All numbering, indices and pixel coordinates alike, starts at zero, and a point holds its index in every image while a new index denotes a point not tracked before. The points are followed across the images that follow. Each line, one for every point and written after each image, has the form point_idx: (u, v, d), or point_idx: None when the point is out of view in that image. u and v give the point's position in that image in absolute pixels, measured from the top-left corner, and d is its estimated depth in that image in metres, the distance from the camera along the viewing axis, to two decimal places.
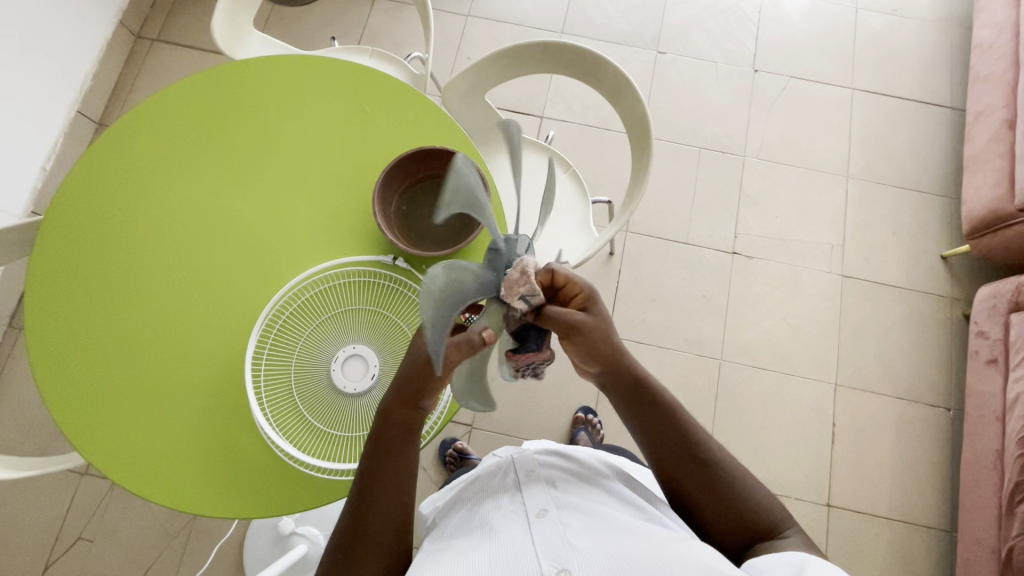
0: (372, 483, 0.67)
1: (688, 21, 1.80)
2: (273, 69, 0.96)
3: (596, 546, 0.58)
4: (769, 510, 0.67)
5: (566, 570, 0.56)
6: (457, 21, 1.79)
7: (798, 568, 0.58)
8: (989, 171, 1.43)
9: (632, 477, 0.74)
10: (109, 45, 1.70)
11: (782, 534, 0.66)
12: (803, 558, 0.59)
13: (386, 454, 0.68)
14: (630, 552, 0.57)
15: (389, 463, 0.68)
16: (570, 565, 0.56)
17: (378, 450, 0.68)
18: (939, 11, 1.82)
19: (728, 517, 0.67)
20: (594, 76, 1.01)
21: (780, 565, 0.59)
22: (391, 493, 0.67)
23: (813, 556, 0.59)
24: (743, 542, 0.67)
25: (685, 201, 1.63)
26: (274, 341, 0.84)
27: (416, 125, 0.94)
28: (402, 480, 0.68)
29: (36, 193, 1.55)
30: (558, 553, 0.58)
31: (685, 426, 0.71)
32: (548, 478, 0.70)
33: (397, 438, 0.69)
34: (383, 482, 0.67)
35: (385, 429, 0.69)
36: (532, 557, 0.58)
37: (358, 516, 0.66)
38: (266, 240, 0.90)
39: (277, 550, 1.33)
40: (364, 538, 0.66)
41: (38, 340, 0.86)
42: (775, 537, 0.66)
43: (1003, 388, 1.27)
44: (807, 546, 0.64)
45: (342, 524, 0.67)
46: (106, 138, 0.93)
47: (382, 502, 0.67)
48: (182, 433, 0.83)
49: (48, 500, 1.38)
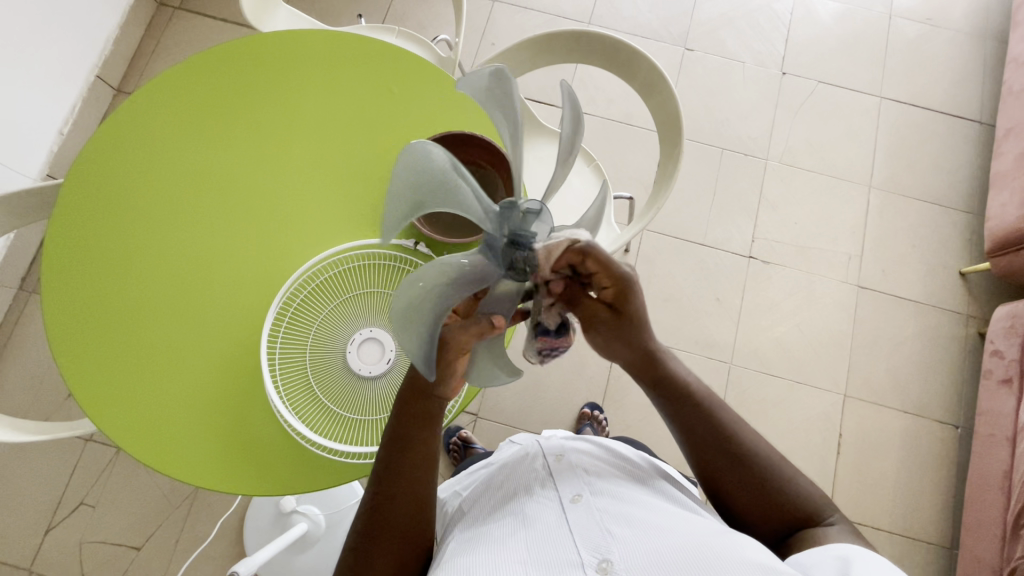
0: (390, 474, 0.66)
1: (717, 18, 1.77)
2: (300, 44, 0.95)
3: (634, 536, 0.57)
4: (811, 497, 0.68)
5: (608, 561, 0.55)
6: (483, 6, 1.76)
7: (844, 562, 0.57)
8: (1016, 189, 1.40)
9: (663, 468, 0.74)
10: (130, 11, 1.68)
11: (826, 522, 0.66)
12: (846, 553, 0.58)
13: (403, 448, 0.66)
14: (673, 544, 0.56)
15: (406, 454, 0.66)
16: (612, 557, 0.55)
17: (399, 441, 0.66)
18: (974, 22, 1.79)
19: (767, 504, 0.67)
20: (627, 69, 0.99)
21: (825, 561, 0.58)
22: (410, 481, 0.66)
23: (853, 548, 0.59)
24: (787, 531, 0.67)
25: (705, 203, 1.61)
26: (290, 320, 0.83)
27: (442, 108, 0.92)
28: (418, 471, 0.67)
29: (52, 157, 1.54)
30: (598, 543, 0.57)
31: (721, 416, 0.71)
32: (579, 462, 0.69)
33: (415, 429, 0.66)
34: (402, 472, 0.66)
35: (406, 420, 0.66)
36: (571, 546, 0.57)
37: (377, 505, 0.66)
38: (286, 215, 0.89)
39: (278, 527, 1.33)
40: (385, 523, 0.66)
41: (51, 301, 0.85)
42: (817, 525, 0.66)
43: (1016, 410, 1.26)
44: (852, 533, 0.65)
45: (362, 512, 0.67)
46: (128, 107, 0.92)
47: (404, 492, 0.66)
48: (197, 408, 0.82)
49: (53, 464, 1.39)
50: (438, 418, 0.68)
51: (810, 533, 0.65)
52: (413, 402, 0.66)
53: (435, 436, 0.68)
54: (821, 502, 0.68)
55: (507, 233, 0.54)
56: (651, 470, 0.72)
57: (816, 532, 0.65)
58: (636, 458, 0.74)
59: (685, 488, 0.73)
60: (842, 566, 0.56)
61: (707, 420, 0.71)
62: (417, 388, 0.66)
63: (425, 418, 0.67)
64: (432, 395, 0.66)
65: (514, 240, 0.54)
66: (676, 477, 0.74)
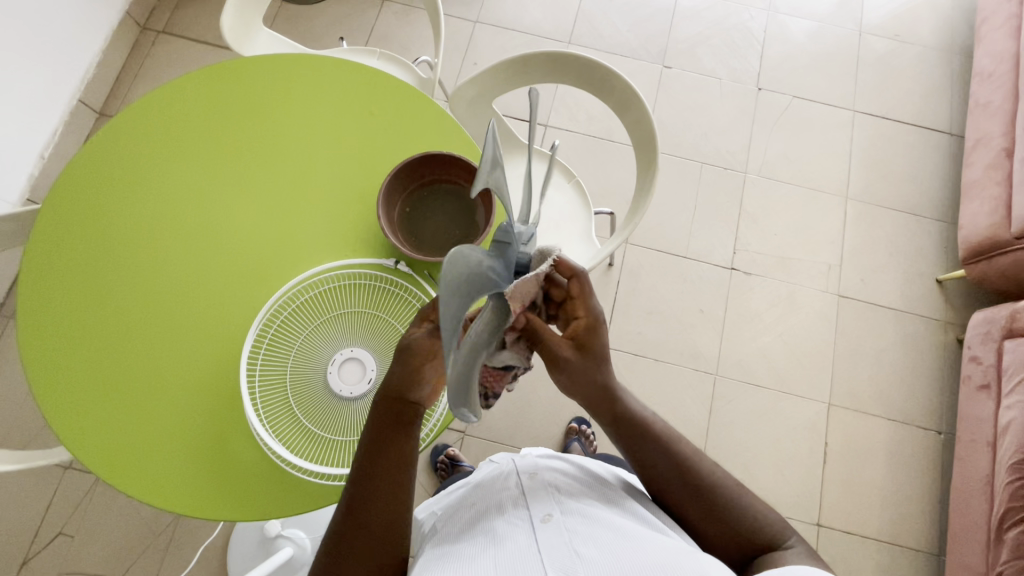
0: (365, 480, 0.66)
1: (694, 36, 1.82)
2: (280, 67, 0.96)
3: (601, 553, 0.57)
4: (771, 523, 0.68)
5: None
6: (466, 27, 1.80)
7: None
8: (986, 198, 1.44)
9: (635, 487, 0.75)
10: (113, 35, 1.69)
11: (787, 545, 0.67)
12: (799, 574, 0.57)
13: (377, 451, 0.67)
14: (638, 561, 0.56)
15: (381, 456, 0.67)
16: (577, 574, 0.55)
17: (373, 443, 0.67)
18: (941, 37, 1.85)
19: (731, 533, 0.67)
20: (603, 89, 1.01)
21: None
22: (385, 486, 0.66)
23: (813, 571, 0.58)
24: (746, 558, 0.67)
25: (686, 216, 1.64)
26: (271, 341, 0.83)
27: (422, 128, 0.94)
28: (392, 476, 0.67)
29: (32, 181, 1.53)
30: (565, 561, 0.57)
31: (683, 448, 0.72)
32: (551, 480, 0.69)
33: (389, 433, 0.67)
34: (374, 476, 0.66)
35: (383, 421, 0.67)
36: (538, 563, 0.57)
37: (351, 511, 0.66)
38: (266, 236, 0.89)
39: (262, 552, 1.31)
40: (358, 535, 0.65)
41: (28, 323, 0.84)
42: (774, 549, 0.66)
43: (994, 414, 1.28)
44: (810, 556, 0.65)
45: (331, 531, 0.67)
46: (108, 132, 0.92)
47: (382, 498, 0.66)
48: (175, 433, 0.81)
49: (30, 493, 1.36)
50: (416, 430, 0.69)
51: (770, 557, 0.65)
52: (388, 406, 0.67)
53: (410, 442, 0.68)
54: (780, 526, 0.68)
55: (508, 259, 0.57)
56: (621, 488, 0.72)
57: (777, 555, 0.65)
58: (607, 475, 0.75)
59: (653, 506, 0.73)
60: None
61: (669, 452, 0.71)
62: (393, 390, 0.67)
63: (403, 422, 0.68)
64: (408, 401, 0.68)
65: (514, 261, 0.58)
66: (643, 494, 0.75)
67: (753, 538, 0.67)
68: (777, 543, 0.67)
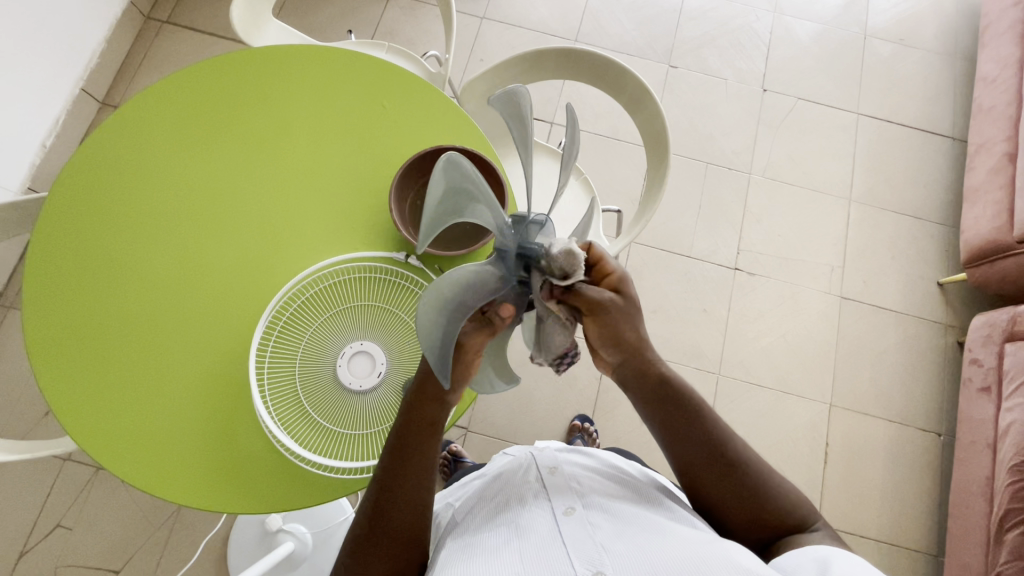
0: (394, 482, 0.66)
1: (700, 36, 1.82)
2: (291, 58, 0.95)
3: (626, 547, 0.57)
4: (799, 506, 0.69)
5: (602, 573, 0.54)
6: (472, 23, 1.79)
7: (822, 562, 0.57)
8: (988, 202, 1.45)
9: (657, 479, 0.75)
10: (117, 25, 1.68)
11: (810, 528, 0.68)
12: (825, 553, 0.59)
13: (409, 454, 0.66)
14: (664, 556, 0.56)
15: (404, 459, 0.66)
16: (605, 568, 0.55)
17: (401, 446, 0.66)
18: (944, 42, 1.86)
19: (758, 517, 0.68)
20: (615, 85, 1.01)
21: (806, 563, 0.59)
22: (412, 489, 0.66)
23: (832, 549, 0.59)
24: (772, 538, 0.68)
25: (691, 215, 1.64)
26: (280, 333, 0.83)
27: (434, 122, 0.93)
28: (419, 479, 0.66)
29: (34, 170, 1.51)
30: (592, 555, 0.57)
31: (715, 427, 0.70)
32: (571, 474, 0.69)
33: (420, 436, 0.67)
34: (398, 479, 0.66)
35: (415, 424, 0.67)
36: (564, 557, 0.57)
37: (378, 512, 0.65)
38: (275, 228, 0.88)
39: (263, 547, 1.30)
40: (382, 534, 0.65)
41: (35, 313, 0.84)
42: (800, 532, 0.67)
43: (995, 416, 1.29)
44: (836, 541, 0.66)
45: (360, 521, 0.67)
46: (116, 120, 0.91)
47: (405, 501, 0.66)
48: (182, 422, 0.81)
49: (29, 485, 1.35)
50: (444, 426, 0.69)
51: (795, 538, 0.66)
52: (422, 407, 0.67)
53: (437, 445, 0.68)
54: (807, 509, 0.69)
55: (517, 245, 0.55)
56: (643, 480, 0.72)
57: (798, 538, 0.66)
58: (629, 469, 0.74)
59: (678, 499, 0.74)
60: (821, 567, 0.57)
61: (701, 431, 0.69)
62: (424, 391, 0.66)
63: (432, 424, 0.67)
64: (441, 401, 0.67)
65: (524, 253, 0.55)
66: (665, 486, 0.75)
67: (780, 521, 0.67)
68: (804, 526, 0.68)
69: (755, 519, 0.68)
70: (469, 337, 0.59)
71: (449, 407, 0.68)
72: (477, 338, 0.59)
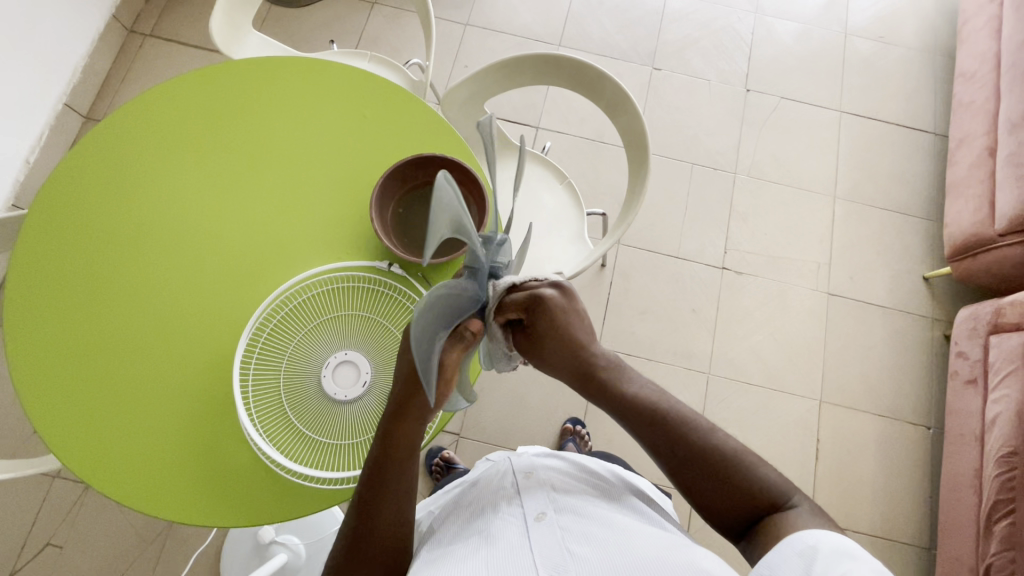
0: (370, 502, 0.67)
1: (683, 38, 1.83)
2: (273, 70, 0.95)
3: (592, 552, 0.57)
4: (775, 485, 0.68)
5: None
6: (457, 30, 1.80)
7: (809, 560, 0.57)
8: (970, 196, 1.47)
9: (633, 481, 0.75)
10: (100, 40, 1.68)
11: (789, 504, 0.67)
12: (811, 543, 0.59)
13: (386, 477, 0.67)
14: (629, 558, 0.56)
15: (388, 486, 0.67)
16: (568, 573, 0.55)
17: (381, 468, 0.67)
18: (924, 39, 1.88)
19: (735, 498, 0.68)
20: (594, 90, 1.01)
21: (790, 558, 0.59)
22: (389, 509, 0.67)
23: (818, 534, 0.59)
24: (751, 520, 0.68)
25: (678, 216, 1.65)
26: (264, 345, 0.82)
27: (416, 131, 0.94)
28: (399, 503, 0.68)
29: (17, 187, 1.51)
30: (557, 560, 0.57)
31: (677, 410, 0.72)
32: (547, 479, 0.69)
33: (398, 459, 0.68)
34: (383, 500, 0.67)
35: (394, 447, 0.67)
36: (530, 563, 0.57)
37: (359, 535, 0.66)
38: (259, 240, 0.88)
39: (256, 559, 1.29)
40: (360, 547, 0.66)
41: (14, 336, 0.83)
42: (779, 510, 0.66)
43: (982, 409, 1.30)
44: (816, 516, 0.65)
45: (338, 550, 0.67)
46: (98, 134, 0.91)
47: (382, 518, 0.67)
48: (166, 437, 0.81)
49: (18, 504, 1.34)
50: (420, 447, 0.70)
51: (776, 518, 0.66)
52: (399, 429, 0.67)
53: (414, 463, 0.70)
54: (784, 487, 0.68)
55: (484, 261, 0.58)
56: (619, 483, 0.73)
57: (777, 518, 0.66)
58: (606, 472, 0.75)
59: (662, 511, 0.72)
60: (807, 565, 0.57)
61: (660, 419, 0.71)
62: (400, 415, 0.67)
63: (410, 446, 0.68)
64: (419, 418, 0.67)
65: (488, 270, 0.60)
66: (640, 486, 0.75)
67: (756, 500, 0.67)
68: (783, 503, 0.67)
69: (724, 499, 0.68)
70: (447, 354, 0.60)
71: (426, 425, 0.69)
72: (454, 353, 0.60)
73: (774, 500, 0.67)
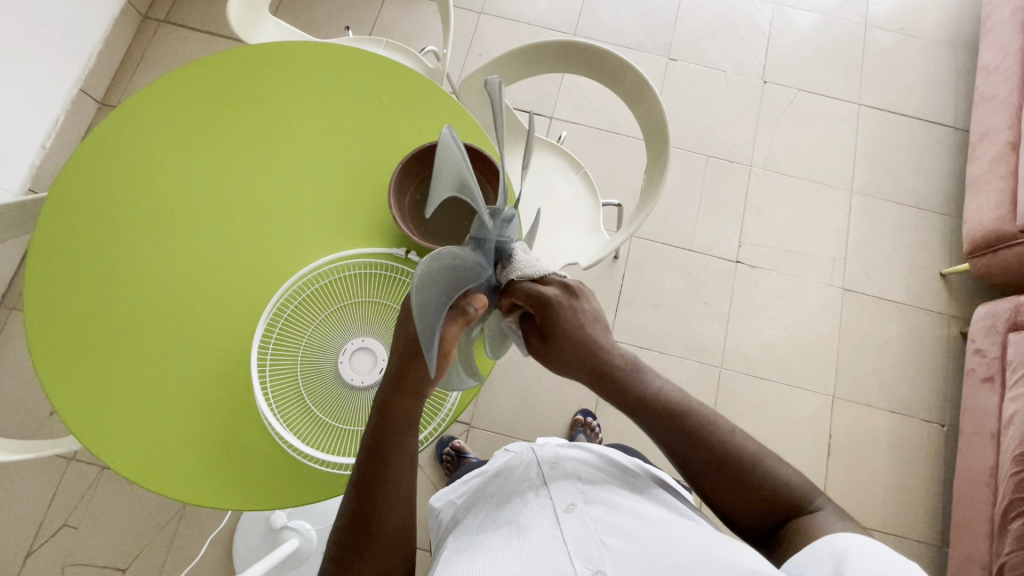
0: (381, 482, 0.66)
1: (700, 29, 1.81)
2: (292, 55, 0.95)
3: (627, 545, 0.57)
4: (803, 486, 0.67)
5: (602, 571, 0.55)
6: (471, 18, 1.79)
7: (837, 560, 0.57)
8: (991, 192, 1.44)
9: (653, 472, 0.75)
10: (115, 25, 1.68)
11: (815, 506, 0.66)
12: (839, 546, 0.58)
13: (389, 451, 0.66)
14: (666, 552, 0.56)
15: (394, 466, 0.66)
16: (605, 567, 0.55)
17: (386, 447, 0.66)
18: (946, 31, 1.85)
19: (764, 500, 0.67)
20: (614, 78, 1.00)
21: (821, 559, 0.58)
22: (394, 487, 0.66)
23: (847, 539, 0.59)
24: (777, 520, 0.67)
25: (692, 208, 1.63)
26: (282, 330, 0.83)
27: (435, 119, 0.93)
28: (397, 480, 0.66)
29: (34, 171, 1.52)
30: (592, 554, 0.57)
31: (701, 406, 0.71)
32: (573, 471, 0.69)
33: (398, 434, 0.67)
34: (391, 480, 0.66)
35: (393, 420, 0.67)
36: (564, 555, 0.57)
37: (361, 517, 0.65)
38: (275, 226, 0.88)
39: (268, 544, 1.31)
40: (370, 535, 0.64)
41: (33, 317, 0.84)
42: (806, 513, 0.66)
43: (999, 407, 1.28)
44: (843, 516, 0.65)
45: (338, 529, 0.66)
46: (117, 117, 0.91)
47: (389, 501, 0.66)
48: (182, 421, 0.81)
49: (35, 485, 1.36)
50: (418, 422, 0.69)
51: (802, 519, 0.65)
52: (398, 402, 0.67)
53: (414, 438, 0.69)
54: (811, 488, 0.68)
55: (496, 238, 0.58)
56: (641, 475, 0.72)
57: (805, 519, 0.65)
58: (625, 462, 0.74)
59: (679, 494, 0.74)
60: (836, 565, 0.57)
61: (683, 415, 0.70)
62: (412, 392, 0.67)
63: (408, 421, 0.67)
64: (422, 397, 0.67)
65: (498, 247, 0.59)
66: (661, 477, 0.75)
67: (784, 501, 0.67)
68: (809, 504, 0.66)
69: (752, 500, 0.67)
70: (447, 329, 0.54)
71: (424, 400, 0.68)
72: (454, 327, 0.54)
73: (802, 501, 0.67)
